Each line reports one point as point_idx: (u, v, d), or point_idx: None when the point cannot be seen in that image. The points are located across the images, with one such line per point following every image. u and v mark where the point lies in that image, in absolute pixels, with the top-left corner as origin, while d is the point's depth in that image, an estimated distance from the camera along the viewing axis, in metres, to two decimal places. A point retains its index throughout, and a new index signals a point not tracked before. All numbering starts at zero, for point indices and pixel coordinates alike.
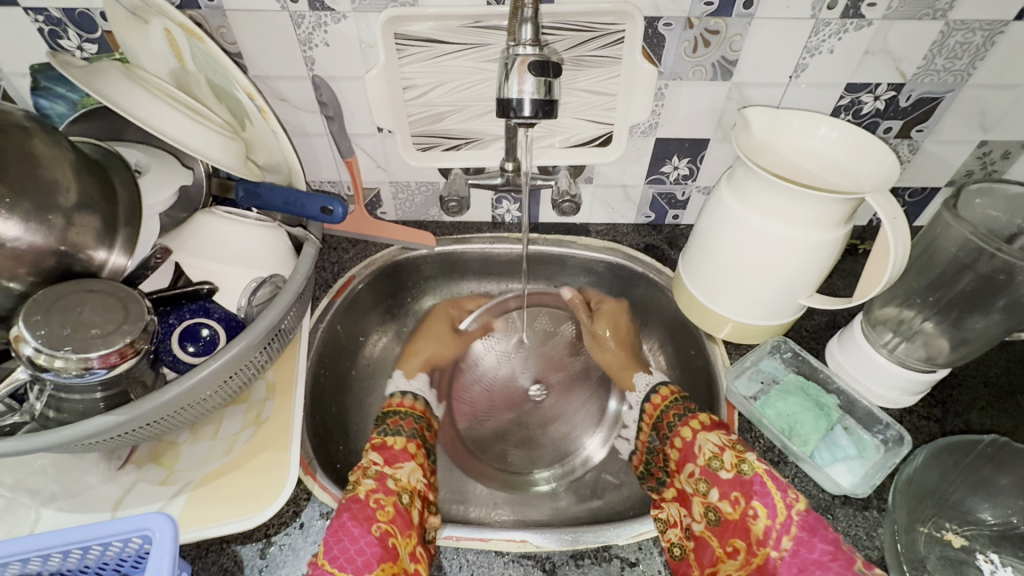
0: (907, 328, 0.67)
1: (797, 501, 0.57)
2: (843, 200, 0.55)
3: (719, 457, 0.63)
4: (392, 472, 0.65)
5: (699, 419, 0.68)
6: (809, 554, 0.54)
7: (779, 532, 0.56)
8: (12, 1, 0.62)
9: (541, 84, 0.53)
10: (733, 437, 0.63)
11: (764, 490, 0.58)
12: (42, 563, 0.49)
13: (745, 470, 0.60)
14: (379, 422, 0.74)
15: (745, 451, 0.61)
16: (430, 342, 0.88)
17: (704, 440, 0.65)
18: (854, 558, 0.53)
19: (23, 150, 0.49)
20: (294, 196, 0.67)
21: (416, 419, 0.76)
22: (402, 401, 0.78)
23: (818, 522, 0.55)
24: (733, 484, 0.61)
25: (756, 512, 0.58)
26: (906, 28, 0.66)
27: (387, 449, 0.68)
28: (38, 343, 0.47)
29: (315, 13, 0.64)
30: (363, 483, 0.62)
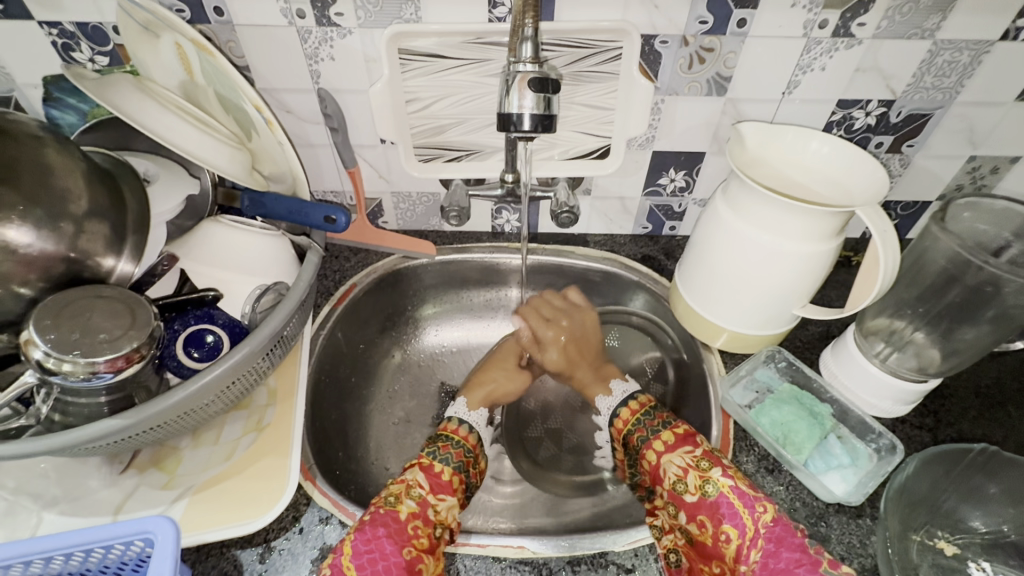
0: (899, 338, 0.68)
1: (762, 515, 0.58)
2: (834, 213, 0.57)
3: (683, 480, 0.63)
4: (434, 502, 0.63)
5: (663, 439, 0.68)
6: (780, 566, 0.55)
7: (750, 548, 0.57)
8: (28, 15, 0.64)
9: (541, 100, 0.54)
10: (695, 456, 0.63)
11: (732, 510, 0.59)
12: (44, 566, 0.50)
13: (711, 492, 0.60)
14: (429, 443, 0.71)
15: (709, 471, 0.61)
16: (502, 372, 0.86)
17: (668, 463, 0.65)
18: (819, 560, 0.54)
19: (38, 159, 0.51)
20: (298, 206, 0.69)
21: (467, 453, 0.71)
22: (457, 429, 0.73)
23: (785, 531, 0.56)
24: (700, 507, 0.61)
25: (728, 535, 0.58)
26: (894, 47, 0.68)
27: (433, 475, 0.66)
28: (48, 347, 0.48)
29: (321, 29, 0.66)
30: (405, 503, 0.61)
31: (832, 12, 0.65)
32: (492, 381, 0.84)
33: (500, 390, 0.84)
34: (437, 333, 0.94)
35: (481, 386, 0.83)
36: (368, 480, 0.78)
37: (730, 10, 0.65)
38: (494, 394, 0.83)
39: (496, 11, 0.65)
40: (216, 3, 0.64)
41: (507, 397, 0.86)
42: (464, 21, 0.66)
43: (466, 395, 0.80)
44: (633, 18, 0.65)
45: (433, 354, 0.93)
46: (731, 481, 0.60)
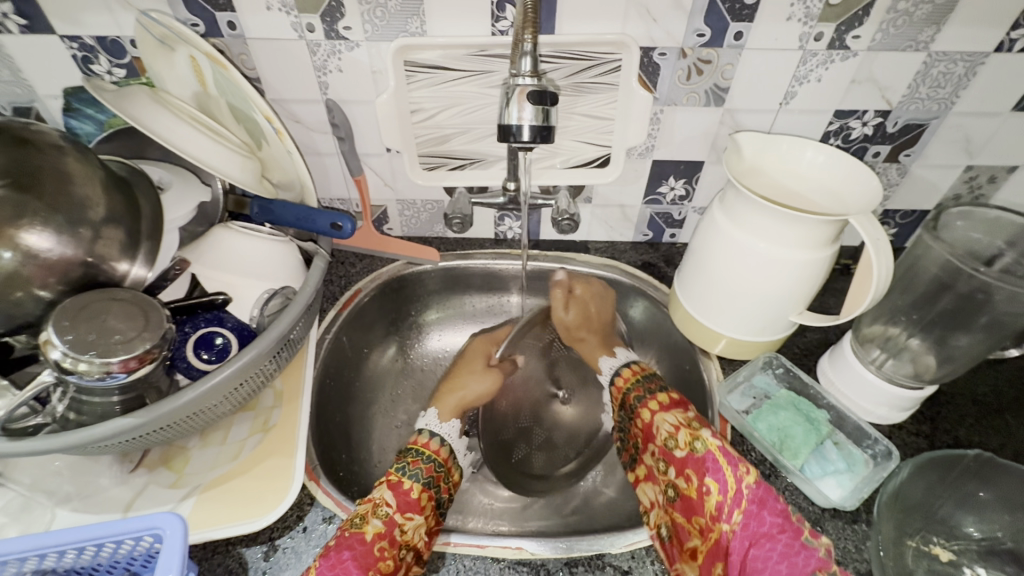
0: (894, 345, 0.69)
1: (746, 476, 0.60)
2: (828, 221, 0.58)
3: (674, 436, 0.66)
4: (401, 522, 0.61)
5: (657, 400, 0.72)
6: (759, 526, 0.58)
7: (731, 507, 0.60)
8: (51, 30, 0.67)
9: (540, 112, 0.56)
10: (687, 417, 0.67)
11: (716, 466, 0.62)
12: (57, 559, 0.51)
13: (699, 448, 0.63)
14: (399, 457, 0.70)
15: (699, 429, 0.65)
16: (471, 378, 0.86)
17: (662, 420, 0.69)
18: (801, 528, 0.57)
19: (59, 168, 0.53)
20: (305, 213, 0.71)
21: (437, 468, 0.70)
22: (428, 442, 0.73)
23: (767, 494, 0.59)
24: (688, 462, 0.64)
25: (710, 489, 0.61)
26: (889, 59, 0.69)
27: (401, 492, 0.64)
28: (65, 348, 0.50)
29: (330, 42, 0.68)
30: (371, 523, 0.60)
31: (826, 25, 0.66)
32: (462, 388, 0.84)
33: (473, 396, 0.84)
34: (440, 337, 0.95)
35: (451, 394, 0.83)
36: (371, 483, 0.79)
37: (727, 23, 0.66)
38: (466, 401, 0.83)
39: (499, 25, 0.67)
40: (230, 18, 0.66)
41: (480, 401, 0.86)
42: (468, 34, 0.68)
43: (437, 407, 0.80)
44: (632, 31, 0.67)
45: (436, 358, 0.94)
46: (719, 442, 0.63)
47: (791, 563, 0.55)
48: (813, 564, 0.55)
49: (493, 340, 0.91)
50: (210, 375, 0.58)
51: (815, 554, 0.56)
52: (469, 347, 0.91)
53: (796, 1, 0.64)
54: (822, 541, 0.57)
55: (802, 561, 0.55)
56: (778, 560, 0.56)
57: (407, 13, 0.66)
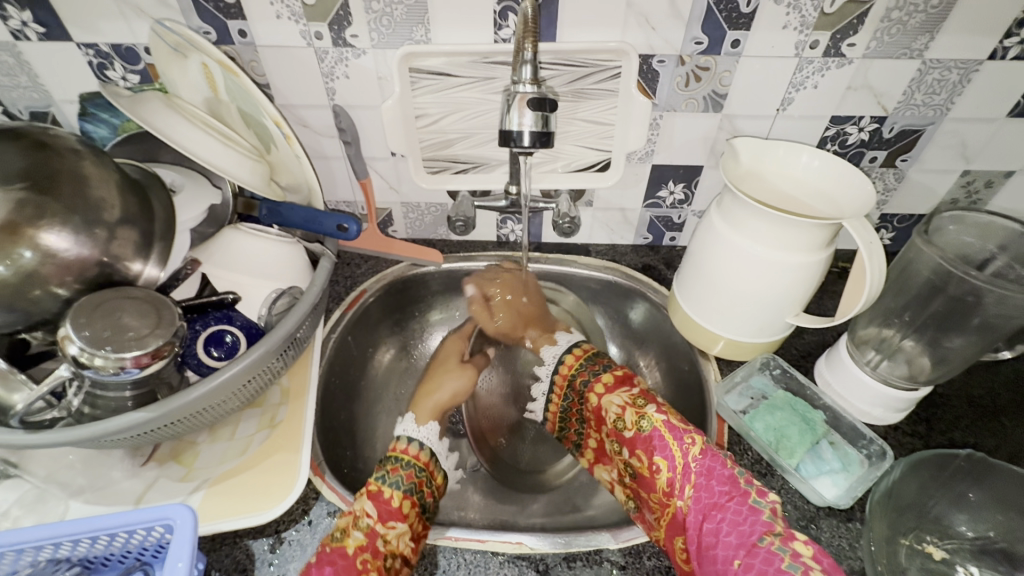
0: (889, 346, 0.70)
1: (692, 448, 0.62)
2: (821, 225, 0.59)
3: (622, 417, 0.67)
4: (383, 532, 0.60)
5: (602, 382, 0.72)
6: (709, 499, 0.58)
7: (681, 481, 0.61)
8: (68, 38, 0.69)
9: (540, 118, 0.58)
10: (633, 395, 0.68)
11: (663, 443, 0.63)
12: (71, 548, 0.53)
13: (646, 426, 0.65)
14: (379, 465, 0.67)
15: (644, 408, 0.66)
16: (444, 377, 0.83)
17: (609, 402, 0.70)
18: (747, 491, 0.57)
19: (76, 171, 0.55)
20: (313, 215, 0.73)
21: (418, 473, 0.67)
22: (406, 448, 0.69)
23: (713, 462, 0.60)
24: (637, 442, 0.65)
25: (659, 466, 0.63)
26: (884, 66, 0.71)
27: (382, 502, 0.62)
28: (82, 343, 0.52)
29: (337, 49, 0.70)
30: (352, 536, 0.59)
31: (821, 34, 0.68)
32: (437, 390, 0.80)
33: (448, 396, 0.80)
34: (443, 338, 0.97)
35: (427, 397, 0.78)
36: None
37: (724, 31, 0.68)
38: (442, 403, 0.79)
39: (502, 33, 0.69)
40: (241, 26, 0.68)
41: (458, 400, 0.82)
42: (472, 42, 0.70)
43: (414, 410, 0.75)
44: (631, 39, 0.69)
45: None
46: (665, 417, 0.65)
47: (742, 531, 0.54)
48: (760, 529, 0.54)
49: (464, 338, 0.91)
50: (219, 371, 0.59)
51: (762, 518, 0.55)
52: (442, 348, 0.90)
53: (791, 10, 0.66)
54: (769, 498, 0.57)
55: (750, 529, 0.54)
56: (729, 531, 0.55)
57: (413, 22, 0.68)
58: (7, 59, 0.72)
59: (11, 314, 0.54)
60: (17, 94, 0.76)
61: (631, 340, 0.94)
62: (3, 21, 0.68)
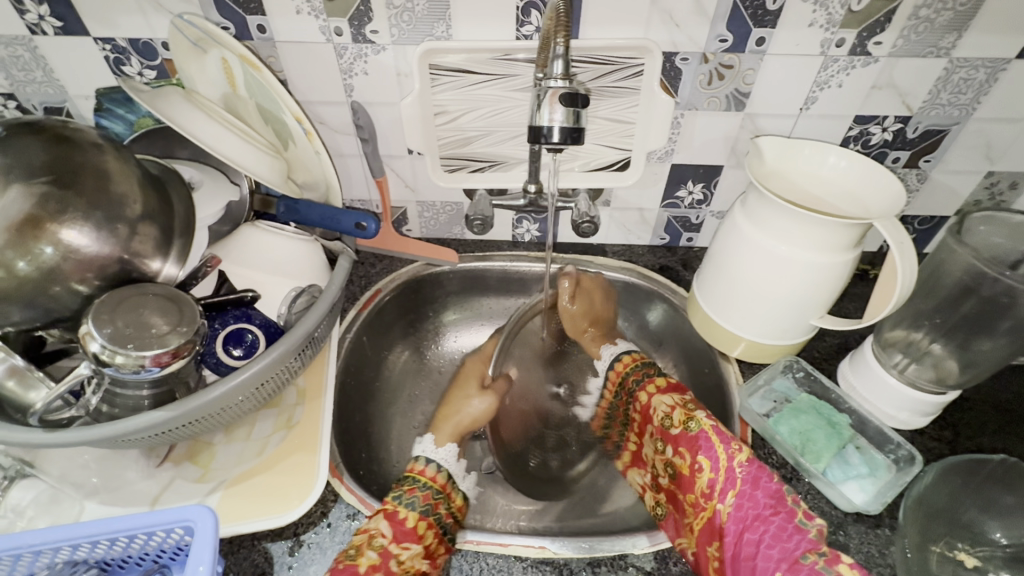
0: (916, 350, 0.69)
1: (739, 454, 0.60)
2: (851, 225, 0.58)
3: (670, 415, 0.68)
4: (397, 553, 0.58)
5: (655, 383, 0.74)
6: (753, 509, 0.57)
7: (723, 486, 0.60)
8: (85, 32, 0.69)
9: (571, 114, 0.57)
10: (683, 398, 0.69)
11: (709, 443, 0.63)
12: (89, 550, 0.52)
13: (692, 427, 0.65)
14: (395, 486, 0.66)
15: (694, 410, 0.66)
16: (460, 404, 0.79)
17: (658, 402, 0.71)
18: (794, 511, 0.56)
19: (98, 166, 0.54)
20: (330, 213, 0.72)
21: (435, 494, 0.65)
22: (423, 469, 0.68)
23: (760, 473, 0.59)
24: (682, 439, 0.65)
25: (702, 465, 0.62)
26: (910, 64, 0.70)
27: (397, 522, 0.61)
28: (104, 340, 0.51)
29: (357, 45, 0.69)
30: (365, 555, 0.57)
31: (848, 31, 0.67)
32: (456, 412, 0.78)
33: (469, 419, 0.77)
34: (457, 338, 0.96)
35: (446, 420, 0.77)
36: (389, 480, 0.80)
37: (749, 29, 0.67)
38: (463, 425, 0.77)
39: (523, 29, 0.68)
40: (260, 21, 0.67)
41: (480, 424, 0.79)
42: (493, 39, 0.69)
43: (434, 432, 0.74)
44: (655, 36, 0.68)
45: (453, 359, 0.95)
46: (713, 422, 0.64)
47: (785, 547, 0.55)
48: (804, 547, 0.54)
49: (483, 359, 0.85)
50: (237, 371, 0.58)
51: (807, 536, 0.55)
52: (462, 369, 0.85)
53: (818, 7, 0.65)
54: (815, 522, 0.56)
55: (795, 544, 0.55)
56: (770, 544, 0.55)
57: (434, 18, 0.67)
58: (22, 53, 0.71)
59: (30, 311, 0.53)
60: (31, 89, 0.75)
61: (649, 341, 0.93)
62: (20, 14, 0.67)
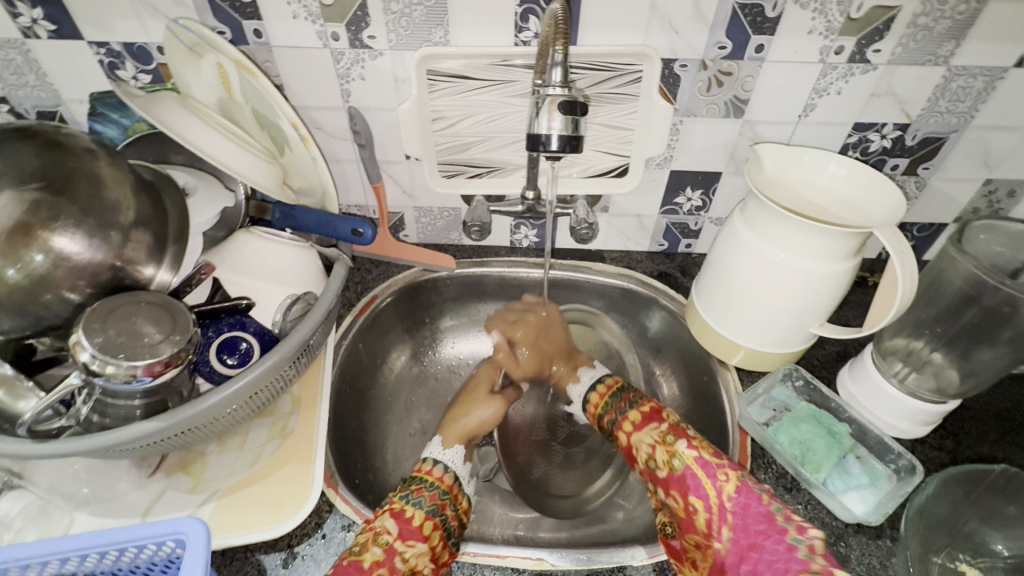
0: (916, 358, 0.69)
1: (726, 486, 0.61)
2: (850, 234, 0.58)
3: (653, 456, 0.67)
4: (402, 550, 0.58)
5: (630, 420, 0.72)
6: (747, 539, 0.58)
7: (718, 522, 0.60)
8: (79, 36, 0.68)
9: (570, 122, 0.56)
10: (662, 432, 0.68)
11: (697, 482, 0.62)
12: (78, 563, 0.51)
13: (677, 465, 0.64)
14: (403, 486, 0.66)
15: (674, 444, 0.66)
16: (472, 406, 0.82)
17: (639, 441, 0.69)
18: (786, 529, 0.56)
19: (90, 171, 0.54)
20: (327, 219, 0.72)
21: (442, 495, 0.66)
22: (431, 469, 0.69)
23: (748, 499, 0.59)
24: (671, 481, 0.65)
25: (695, 507, 0.62)
26: (909, 72, 0.69)
27: (404, 520, 0.61)
28: (94, 349, 0.50)
29: (354, 50, 0.69)
30: (370, 550, 0.57)
31: (847, 39, 0.67)
32: (466, 416, 0.80)
33: (478, 422, 0.79)
34: (454, 345, 0.95)
35: (455, 423, 0.78)
36: (385, 489, 0.79)
37: (748, 36, 0.67)
38: (470, 429, 0.78)
39: (522, 35, 0.67)
40: (256, 26, 0.67)
41: (485, 428, 0.81)
42: (491, 45, 0.68)
43: (442, 434, 0.76)
44: (654, 43, 0.68)
45: (450, 366, 0.94)
46: (696, 453, 0.64)
47: (779, 571, 0.55)
48: (798, 569, 0.54)
49: (496, 367, 0.89)
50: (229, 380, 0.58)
51: (799, 556, 0.55)
52: (474, 375, 0.88)
53: (817, 15, 0.65)
54: (810, 535, 0.56)
55: (788, 568, 0.55)
56: (767, 572, 0.55)
57: (431, 23, 0.66)
58: (15, 57, 0.70)
59: (20, 319, 0.52)
60: (24, 92, 0.74)
61: (648, 348, 0.93)
62: (13, 17, 0.66)
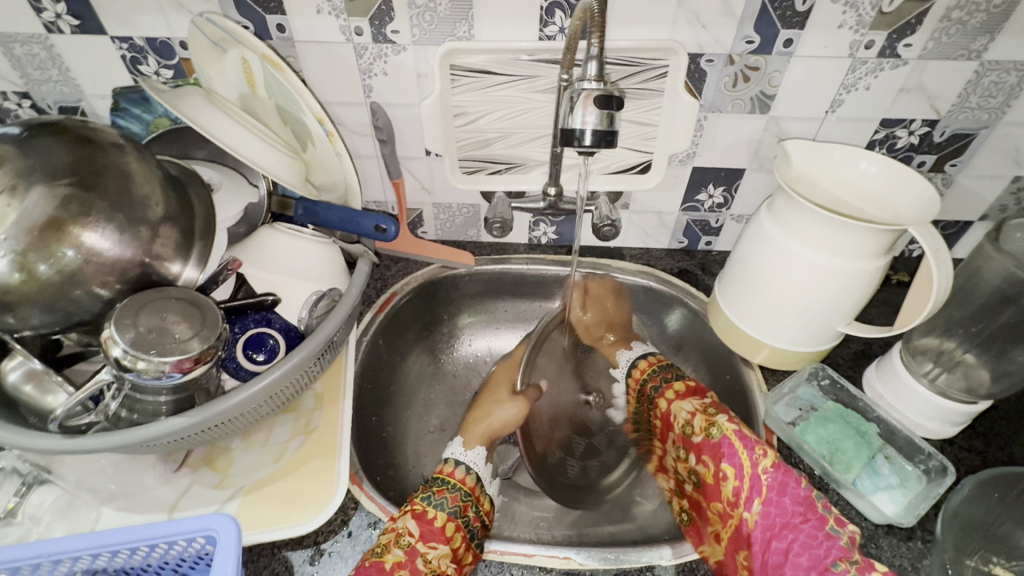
0: (948, 358, 0.68)
1: (763, 460, 0.60)
2: (884, 232, 0.57)
3: (691, 422, 0.68)
4: (424, 552, 0.58)
5: (674, 388, 0.73)
6: (781, 517, 0.57)
7: (750, 493, 0.60)
8: (103, 31, 0.68)
9: (604, 116, 0.55)
10: (703, 403, 0.68)
11: (732, 450, 0.62)
12: (108, 559, 0.51)
13: (715, 434, 0.64)
14: (424, 487, 0.66)
15: (714, 416, 0.66)
16: (494, 406, 0.80)
17: (679, 408, 0.70)
18: (825, 517, 0.55)
19: (120, 167, 0.53)
20: (350, 215, 0.70)
21: (464, 497, 0.65)
22: (453, 471, 0.68)
23: (786, 478, 0.58)
24: (704, 447, 0.65)
25: (726, 474, 0.62)
26: (940, 67, 0.68)
27: (425, 522, 0.60)
28: (126, 345, 0.50)
29: (377, 45, 0.68)
30: (392, 552, 0.57)
31: (878, 34, 0.66)
32: (488, 416, 0.78)
33: (501, 425, 0.78)
34: (472, 342, 0.95)
35: (478, 423, 0.77)
36: (406, 486, 0.79)
37: (777, 30, 0.66)
38: (493, 429, 0.77)
39: (547, 30, 0.67)
40: (280, 21, 0.66)
41: (509, 429, 0.79)
42: (515, 39, 0.68)
43: (463, 435, 0.75)
44: (681, 37, 0.67)
45: (469, 364, 0.94)
46: (735, 427, 0.63)
47: (814, 555, 0.54)
48: (835, 554, 0.53)
49: (514, 365, 0.85)
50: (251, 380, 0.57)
51: (837, 543, 0.54)
52: (492, 376, 0.85)
53: (848, 9, 0.64)
54: (849, 529, 0.54)
55: (825, 553, 0.54)
56: (799, 552, 0.55)
57: (456, 18, 0.66)
58: (38, 52, 0.70)
59: (50, 315, 0.52)
60: (46, 88, 0.74)
61: (669, 345, 0.92)
62: (37, 13, 0.66)
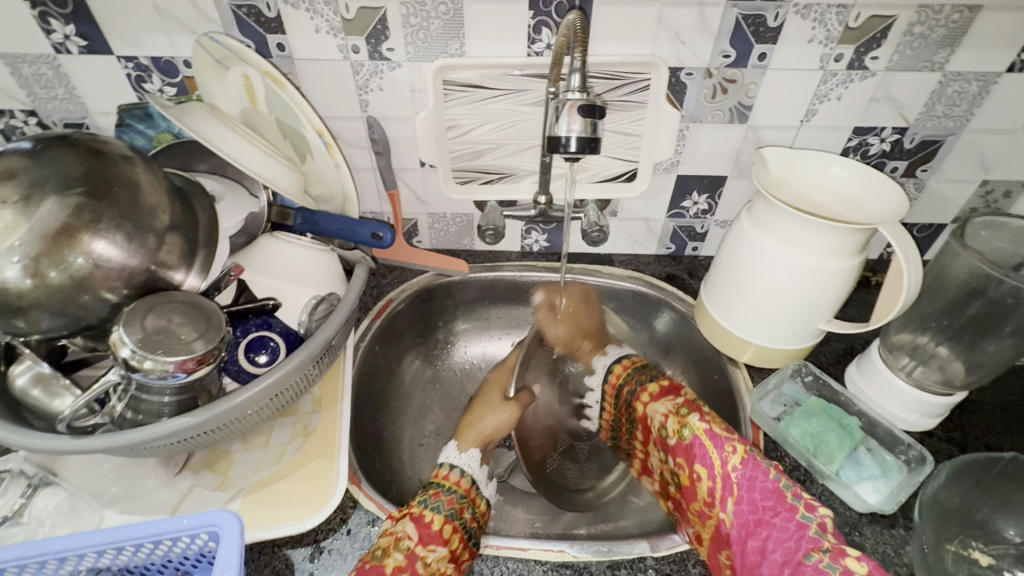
0: (922, 352, 0.71)
1: (734, 458, 0.61)
2: (856, 230, 0.60)
3: (665, 425, 0.68)
4: (423, 555, 0.59)
5: (648, 391, 0.73)
6: (754, 515, 0.58)
7: (723, 494, 0.61)
8: (110, 51, 0.71)
9: (588, 124, 0.59)
10: (676, 404, 0.69)
11: (704, 451, 0.63)
12: (113, 556, 0.52)
13: (687, 435, 0.65)
14: (420, 492, 0.67)
15: (686, 416, 0.66)
16: (487, 410, 0.82)
17: (653, 411, 0.71)
18: (795, 506, 0.57)
19: (129, 177, 0.56)
20: (347, 223, 0.73)
21: (460, 498, 0.66)
22: (448, 474, 0.69)
23: (756, 472, 0.60)
24: (679, 450, 0.66)
25: (700, 475, 0.63)
26: (906, 78, 0.72)
27: (423, 525, 0.61)
28: (134, 345, 0.51)
29: (373, 62, 0.72)
30: (392, 556, 0.58)
31: (846, 47, 0.70)
32: (480, 421, 0.80)
33: (492, 427, 0.80)
34: (467, 348, 0.97)
35: (470, 429, 0.78)
36: (403, 488, 0.81)
37: (752, 45, 0.70)
38: (487, 434, 0.78)
39: (534, 46, 0.70)
40: (280, 40, 0.70)
41: (501, 433, 0.81)
42: (504, 55, 0.71)
43: (457, 440, 0.76)
44: (662, 53, 0.71)
45: (464, 369, 0.96)
46: (706, 425, 0.64)
47: (787, 548, 0.55)
48: (807, 546, 0.54)
49: (507, 372, 0.88)
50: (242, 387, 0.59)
51: (808, 535, 0.55)
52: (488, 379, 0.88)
53: (817, 24, 0.68)
54: (819, 514, 0.56)
55: (796, 545, 0.55)
56: (773, 548, 0.56)
57: (448, 36, 0.69)
58: (46, 71, 0.73)
59: (59, 319, 0.54)
60: (52, 105, 0.77)
61: (657, 349, 0.94)
62: (46, 34, 0.69)
